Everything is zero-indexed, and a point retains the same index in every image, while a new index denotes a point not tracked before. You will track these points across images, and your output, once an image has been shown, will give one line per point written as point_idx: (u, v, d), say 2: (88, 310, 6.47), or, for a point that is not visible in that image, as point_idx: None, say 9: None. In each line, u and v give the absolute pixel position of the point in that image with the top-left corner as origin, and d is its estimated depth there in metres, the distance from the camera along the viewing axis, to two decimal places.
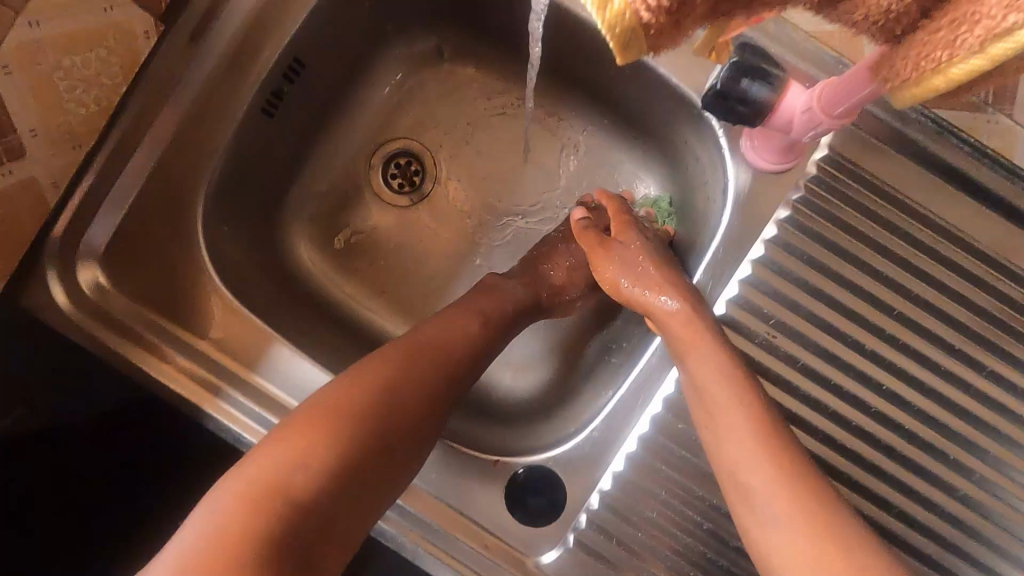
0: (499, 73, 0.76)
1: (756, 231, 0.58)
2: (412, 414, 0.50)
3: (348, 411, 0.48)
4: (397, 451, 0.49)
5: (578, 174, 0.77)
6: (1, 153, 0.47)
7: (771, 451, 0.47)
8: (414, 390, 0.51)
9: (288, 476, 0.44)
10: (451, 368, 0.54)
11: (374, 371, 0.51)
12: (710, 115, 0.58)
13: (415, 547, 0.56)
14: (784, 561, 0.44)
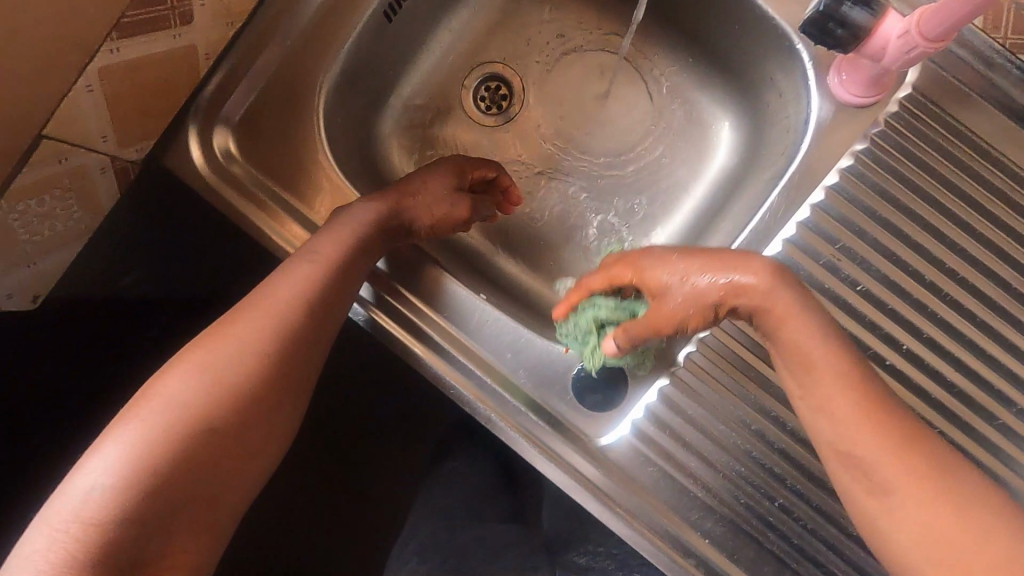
0: (593, 7, 0.81)
1: (832, 160, 0.62)
2: (235, 393, 0.49)
3: (153, 410, 0.47)
4: (228, 434, 0.48)
5: (658, 109, 0.81)
6: (178, 15, 0.54)
7: (874, 411, 0.49)
8: (230, 367, 0.50)
9: (90, 495, 0.42)
10: (281, 334, 0.53)
11: (203, 355, 0.50)
12: (801, 47, 0.62)
13: (474, 404, 0.63)
14: (891, 524, 0.47)
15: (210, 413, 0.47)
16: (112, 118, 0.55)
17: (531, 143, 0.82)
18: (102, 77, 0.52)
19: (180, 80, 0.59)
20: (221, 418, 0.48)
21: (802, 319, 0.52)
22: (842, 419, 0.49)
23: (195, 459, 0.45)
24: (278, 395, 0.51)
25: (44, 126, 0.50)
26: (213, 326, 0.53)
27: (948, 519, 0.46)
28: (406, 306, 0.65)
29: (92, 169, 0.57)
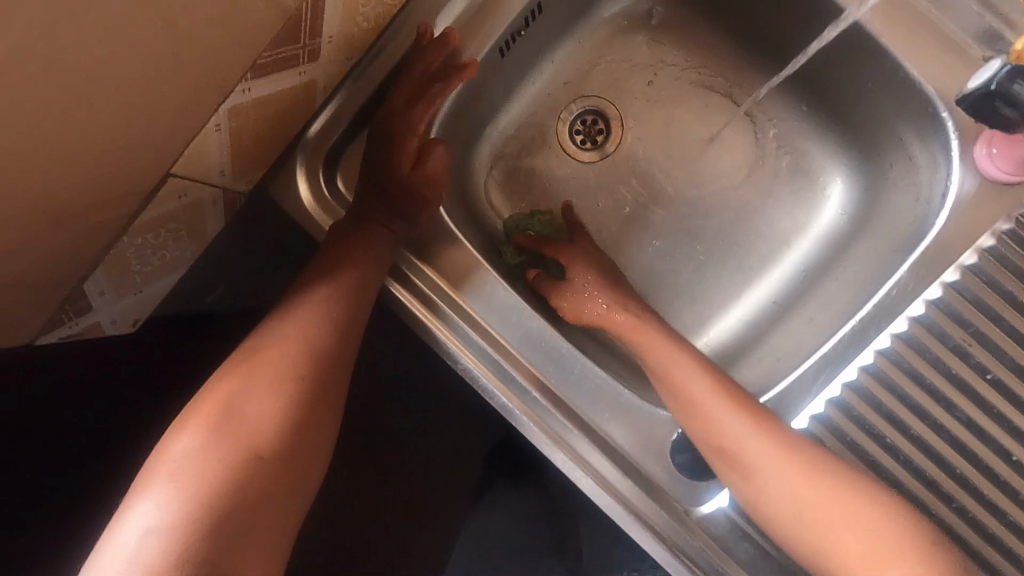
0: (704, 46, 0.77)
1: (972, 238, 0.58)
2: (273, 418, 0.50)
3: (189, 452, 0.47)
4: (276, 462, 0.49)
5: (767, 155, 0.77)
6: (306, 54, 0.52)
7: (777, 437, 0.57)
8: (263, 394, 0.51)
9: (149, 543, 0.43)
10: (312, 353, 0.54)
11: (225, 389, 0.51)
12: (948, 117, 0.58)
13: (556, 448, 0.61)
14: (778, 504, 0.56)
15: (255, 444, 0.49)
16: (231, 153, 0.54)
17: (623, 182, 0.79)
18: (230, 115, 0.50)
19: (296, 113, 0.57)
20: (267, 447, 0.49)
21: (711, 385, 0.60)
22: (774, 480, 0.56)
23: (246, 493, 0.47)
24: (315, 414, 0.53)
25: (173, 166, 0.49)
26: (228, 364, 0.54)
27: (824, 496, 0.55)
28: (409, 267, 0.64)
29: (205, 202, 0.56)
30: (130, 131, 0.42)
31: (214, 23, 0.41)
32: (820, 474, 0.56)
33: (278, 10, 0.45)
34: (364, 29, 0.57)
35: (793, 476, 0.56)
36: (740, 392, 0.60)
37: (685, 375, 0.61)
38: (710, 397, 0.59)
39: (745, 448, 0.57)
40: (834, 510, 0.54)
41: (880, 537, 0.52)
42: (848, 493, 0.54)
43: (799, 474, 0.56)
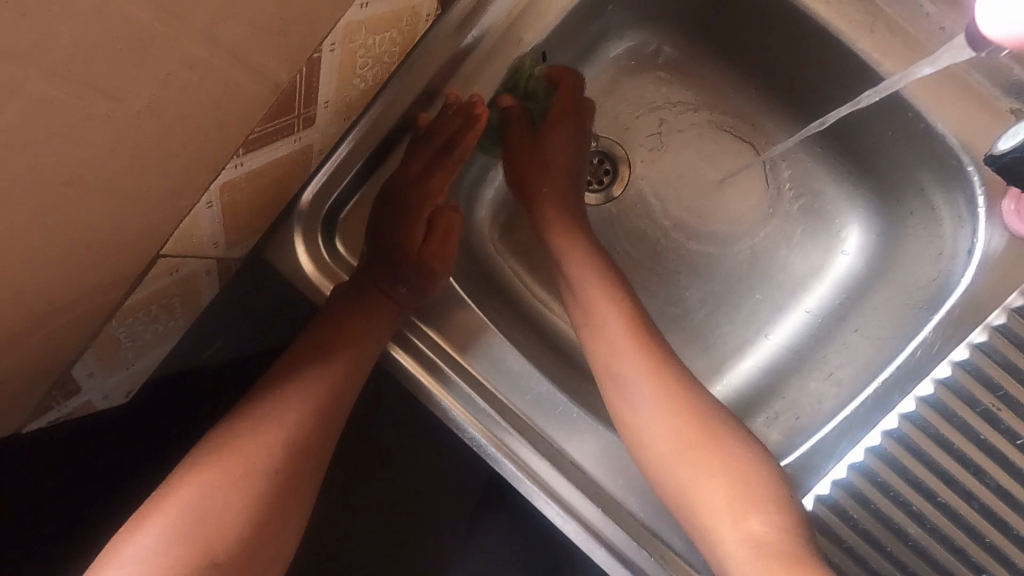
0: (715, 85, 0.74)
1: (1001, 297, 0.55)
2: (231, 520, 0.49)
3: (141, 553, 0.47)
4: (231, 568, 0.48)
5: (782, 197, 0.74)
6: (301, 123, 0.49)
7: (657, 378, 0.59)
8: (223, 493, 0.50)
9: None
10: (286, 448, 0.54)
11: (197, 479, 0.51)
12: (975, 173, 0.56)
13: (563, 513, 0.58)
14: (648, 435, 0.57)
15: (207, 549, 0.48)
16: (225, 224, 0.51)
17: (630, 224, 0.76)
18: (222, 191, 0.48)
19: (292, 177, 0.55)
20: (222, 552, 0.48)
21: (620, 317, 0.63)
22: (646, 415, 0.58)
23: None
24: (279, 512, 0.52)
25: (163, 246, 0.46)
26: (196, 451, 0.53)
27: (693, 432, 0.57)
28: (418, 337, 0.61)
29: (198, 273, 0.54)
30: (112, 221, 0.39)
31: (199, 106, 0.38)
32: (687, 414, 0.58)
33: (269, 85, 0.42)
34: (362, 89, 0.54)
35: (660, 416, 0.57)
36: (643, 327, 0.63)
37: (605, 316, 0.63)
38: (613, 330, 0.62)
39: (628, 376, 0.60)
40: (687, 454, 0.55)
41: (744, 478, 0.53)
42: (710, 439, 0.56)
43: (666, 413, 0.58)
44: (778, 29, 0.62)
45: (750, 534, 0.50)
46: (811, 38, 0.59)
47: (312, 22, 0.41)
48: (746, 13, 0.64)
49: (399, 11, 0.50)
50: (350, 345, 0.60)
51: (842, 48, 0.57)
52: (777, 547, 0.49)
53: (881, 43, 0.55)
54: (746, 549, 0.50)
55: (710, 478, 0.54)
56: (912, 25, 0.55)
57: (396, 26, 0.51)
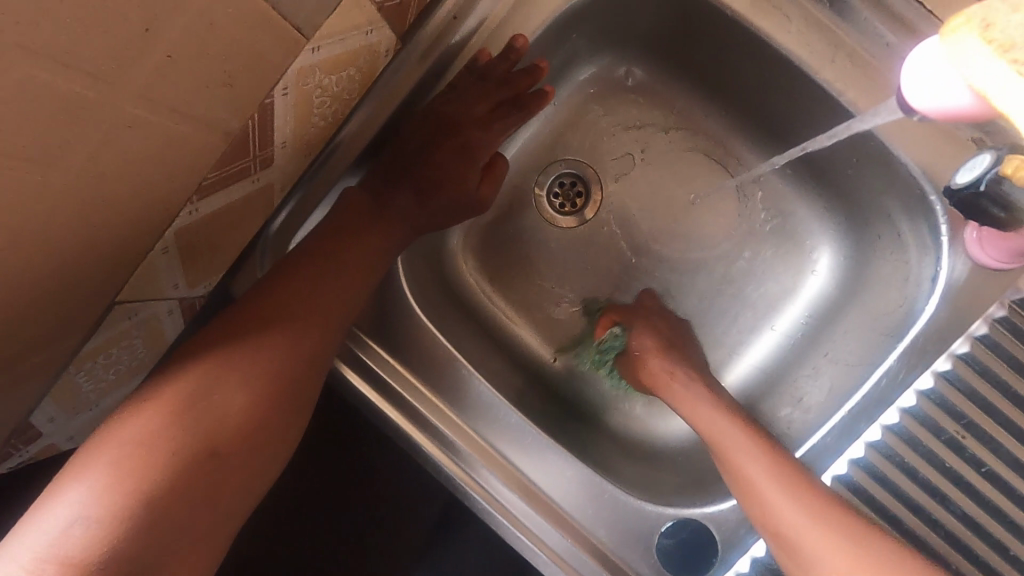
0: (685, 107, 0.73)
1: (963, 325, 0.56)
2: (236, 415, 0.49)
3: (135, 435, 0.46)
4: (228, 460, 0.48)
5: (751, 220, 0.74)
6: (258, 164, 0.49)
7: (776, 464, 0.55)
8: (224, 390, 0.49)
9: (77, 532, 0.42)
10: (293, 356, 0.53)
11: (206, 366, 0.50)
12: (937, 202, 0.56)
13: (529, 546, 0.59)
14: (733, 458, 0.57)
15: (206, 437, 0.47)
16: (184, 266, 0.51)
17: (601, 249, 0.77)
18: (177, 237, 0.47)
19: (254, 215, 0.55)
20: (221, 441, 0.48)
21: (716, 411, 0.60)
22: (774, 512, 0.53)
23: (188, 488, 0.45)
24: (275, 416, 0.52)
25: (118, 294, 0.46)
26: (194, 347, 0.52)
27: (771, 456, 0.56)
28: (370, 356, 0.61)
29: (160, 315, 0.53)
30: (60, 276, 0.40)
31: (144, 161, 0.38)
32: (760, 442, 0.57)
33: (219, 134, 0.42)
34: (321, 126, 0.54)
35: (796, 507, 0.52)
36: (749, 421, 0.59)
37: (712, 419, 0.60)
38: (736, 439, 0.58)
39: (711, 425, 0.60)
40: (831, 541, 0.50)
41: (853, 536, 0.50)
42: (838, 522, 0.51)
43: (792, 496, 0.53)
44: (744, 57, 0.62)
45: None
46: (774, 66, 0.59)
47: (259, 70, 0.41)
48: (710, 40, 0.63)
49: (354, 50, 0.49)
50: (365, 253, 0.59)
51: (806, 77, 0.57)
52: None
53: (844, 73, 0.55)
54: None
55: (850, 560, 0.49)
56: (873, 57, 0.54)
57: (352, 65, 0.51)
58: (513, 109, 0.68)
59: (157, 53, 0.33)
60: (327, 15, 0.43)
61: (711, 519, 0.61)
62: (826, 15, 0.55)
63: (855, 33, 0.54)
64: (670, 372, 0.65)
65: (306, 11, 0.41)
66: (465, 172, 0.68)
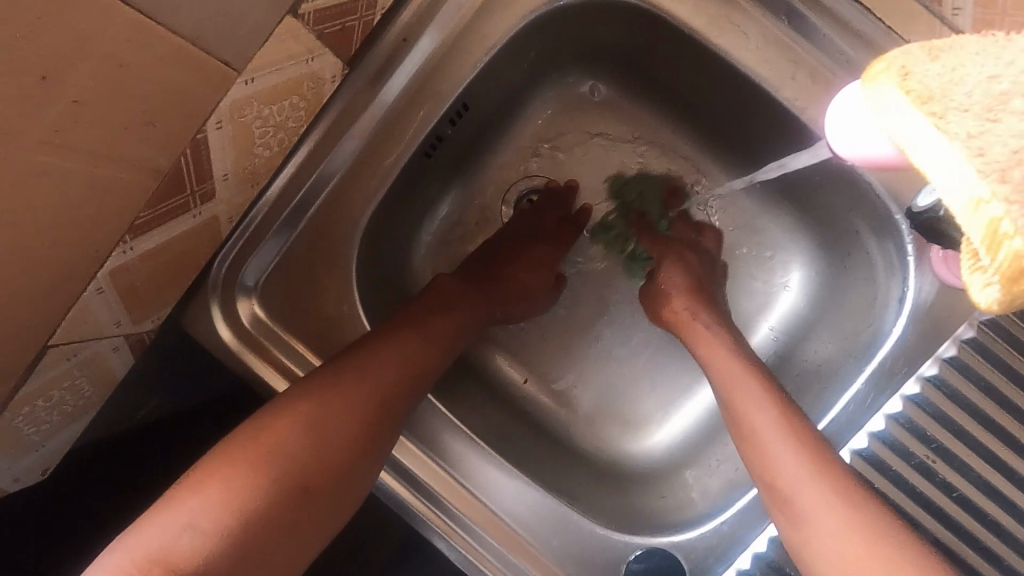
0: (653, 121, 0.71)
1: (932, 347, 0.55)
2: (342, 440, 0.48)
3: (262, 460, 0.45)
4: (319, 499, 0.47)
5: (720, 237, 0.72)
6: (197, 199, 0.47)
7: (803, 444, 0.50)
8: (318, 423, 0.48)
9: (181, 542, 0.42)
10: (386, 392, 0.52)
11: (333, 395, 0.49)
12: (903, 222, 0.54)
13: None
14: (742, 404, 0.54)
15: (304, 473, 0.46)
16: (126, 303, 0.49)
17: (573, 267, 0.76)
18: (114, 276, 0.46)
19: (200, 248, 0.53)
20: (315, 479, 0.47)
21: (758, 385, 0.55)
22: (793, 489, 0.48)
23: (280, 522, 0.44)
24: (370, 460, 0.50)
25: (51, 337, 0.45)
26: (310, 379, 0.51)
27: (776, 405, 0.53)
28: None
29: (105, 352, 0.52)
30: None
31: (62, 207, 0.37)
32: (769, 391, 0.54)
33: (148, 173, 0.41)
34: (266, 156, 0.52)
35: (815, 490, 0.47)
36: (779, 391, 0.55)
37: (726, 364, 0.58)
38: (753, 390, 0.55)
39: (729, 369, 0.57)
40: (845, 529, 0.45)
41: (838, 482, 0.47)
42: (860, 513, 0.46)
43: (816, 476, 0.48)
44: (706, 74, 0.60)
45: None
46: (736, 83, 0.58)
47: (187, 108, 0.40)
48: (671, 55, 0.62)
49: (295, 80, 0.48)
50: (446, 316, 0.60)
51: (768, 95, 0.56)
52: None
53: (804, 90, 0.53)
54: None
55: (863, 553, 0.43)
56: (835, 75, 0.53)
57: (294, 94, 0.49)
58: (577, 226, 0.72)
59: (62, 99, 0.32)
60: (259, 48, 0.41)
61: (678, 548, 0.60)
62: (786, 33, 0.54)
63: (815, 49, 0.53)
64: (692, 313, 0.64)
65: (234, 46, 0.39)
66: (534, 278, 0.69)
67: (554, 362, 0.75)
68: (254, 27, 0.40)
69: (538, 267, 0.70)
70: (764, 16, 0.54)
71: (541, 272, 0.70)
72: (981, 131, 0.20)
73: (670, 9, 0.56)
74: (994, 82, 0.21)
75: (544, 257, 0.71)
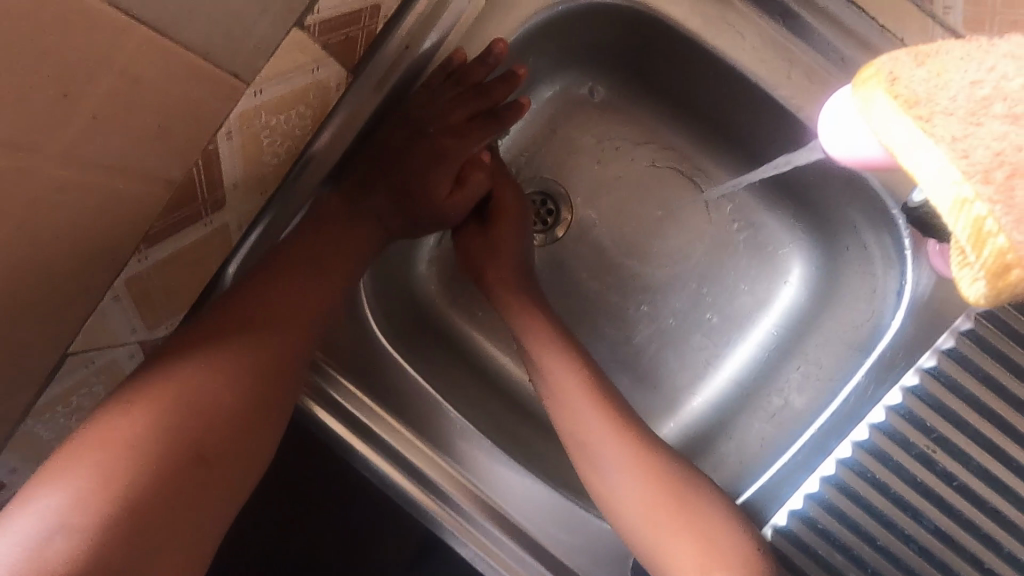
0: (651, 120, 0.72)
1: (931, 339, 0.56)
2: (226, 409, 0.49)
3: (136, 437, 0.45)
4: (214, 462, 0.47)
5: (718, 236, 0.72)
6: (208, 208, 0.48)
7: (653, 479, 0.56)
8: (192, 391, 0.48)
9: (53, 541, 0.40)
10: (279, 350, 0.53)
11: (218, 364, 0.50)
12: (899, 217, 0.56)
13: None
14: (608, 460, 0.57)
15: (194, 447, 0.46)
16: (141, 311, 0.51)
17: None
18: (129, 285, 0.47)
19: (211, 255, 0.54)
20: (208, 451, 0.47)
21: (611, 432, 0.58)
22: (613, 483, 0.56)
23: (173, 495, 0.44)
24: (270, 418, 0.51)
25: (70, 345, 0.46)
26: (180, 351, 0.50)
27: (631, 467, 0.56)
28: (338, 391, 0.60)
29: (121, 359, 0.53)
30: (5, 336, 0.40)
31: (82, 220, 0.38)
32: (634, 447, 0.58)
33: (162, 184, 0.42)
34: (274, 163, 0.53)
35: (634, 480, 0.56)
36: (597, 388, 0.61)
37: (597, 418, 0.59)
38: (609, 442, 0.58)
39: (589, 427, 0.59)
40: (658, 518, 0.54)
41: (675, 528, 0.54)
42: (687, 503, 0.55)
43: (637, 477, 0.56)
44: (702, 74, 0.61)
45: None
46: (730, 83, 0.59)
47: (198, 118, 0.41)
48: (667, 54, 0.62)
49: (301, 89, 0.49)
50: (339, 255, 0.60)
51: (763, 96, 0.57)
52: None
53: (800, 89, 0.54)
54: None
55: (674, 533, 0.54)
56: (829, 74, 0.54)
57: (300, 102, 0.50)
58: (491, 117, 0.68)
59: (81, 114, 0.33)
60: (266, 59, 0.42)
61: None
62: (778, 33, 0.55)
63: (808, 50, 0.54)
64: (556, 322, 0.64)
65: (243, 58, 0.40)
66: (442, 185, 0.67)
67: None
68: (262, 39, 0.41)
69: (467, 148, 0.67)
70: (756, 18, 0.55)
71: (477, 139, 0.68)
72: (965, 134, 0.21)
73: (666, 11, 0.57)
74: (978, 87, 0.23)
75: (451, 151, 0.67)
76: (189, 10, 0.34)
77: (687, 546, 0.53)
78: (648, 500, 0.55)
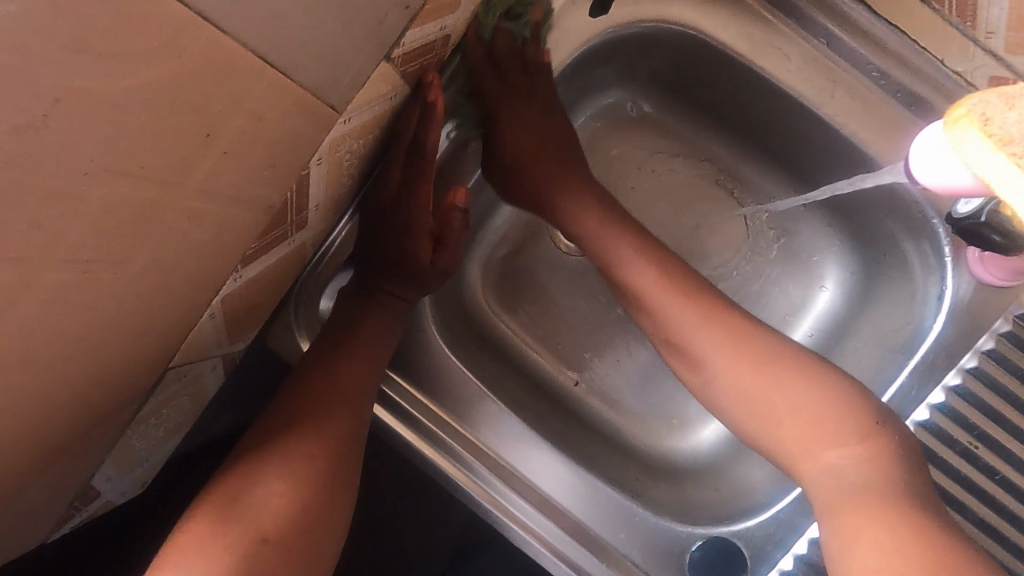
0: (690, 133, 0.74)
1: (971, 340, 0.59)
2: (284, 495, 0.51)
3: (209, 533, 0.49)
4: (284, 546, 0.50)
5: (758, 245, 0.74)
6: (295, 229, 0.52)
7: (781, 376, 0.56)
8: (268, 481, 0.51)
9: None
10: (325, 430, 0.55)
11: (271, 452, 0.53)
12: (940, 224, 0.60)
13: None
14: (725, 383, 0.57)
15: (259, 530, 0.49)
16: (228, 327, 0.54)
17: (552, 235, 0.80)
18: (223, 302, 0.50)
19: (288, 270, 0.57)
20: (273, 532, 0.49)
21: (727, 356, 0.57)
22: (713, 369, 0.58)
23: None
24: (328, 494, 0.53)
25: (171, 360, 0.48)
26: (245, 450, 0.55)
27: (751, 375, 0.56)
28: (401, 395, 0.63)
29: (205, 372, 0.56)
30: (127, 357, 0.42)
31: (202, 246, 0.41)
32: (754, 360, 0.57)
33: (264, 209, 0.45)
34: (347, 184, 0.57)
35: (733, 368, 0.57)
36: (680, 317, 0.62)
37: (685, 334, 0.59)
38: (725, 349, 0.58)
39: (695, 336, 0.59)
40: (770, 395, 0.55)
41: (828, 419, 0.53)
42: (815, 409, 0.54)
43: (735, 361, 0.57)
44: (741, 94, 0.66)
45: (832, 470, 0.52)
46: (777, 98, 0.62)
47: (301, 148, 0.43)
48: (707, 75, 0.66)
49: (377, 116, 0.52)
50: (377, 330, 0.60)
51: (814, 110, 0.60)
52: (856, 477, 0.51)
53: (843, 107, 0.59)
54: (829, 483, 0.52)
55: (792, 411, 0.54)
56: (870, 90, 0.59)
57: (374, 129, 0.54)
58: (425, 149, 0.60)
59: (215, 151, 0.36)
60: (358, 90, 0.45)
61: (738, 536, 0.65)
62: (822, 52, 0.60)
63: (849, 69, 0.59)
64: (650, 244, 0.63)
65: (341, 91, 0.43)
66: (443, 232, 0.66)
67: (596, 365, 0.79)
68: (357, 74, 0.43)
69: (420, 207, 0.62)
70: (801, 38, 0.60)
71: (427, 192, 0.62)
72: None
73: (715, 34, 0.61)
74: None
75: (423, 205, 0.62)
76: (308, 52, 0.37)
77: (795, 425, 0.54)
78: (751, 390, 0.56)
